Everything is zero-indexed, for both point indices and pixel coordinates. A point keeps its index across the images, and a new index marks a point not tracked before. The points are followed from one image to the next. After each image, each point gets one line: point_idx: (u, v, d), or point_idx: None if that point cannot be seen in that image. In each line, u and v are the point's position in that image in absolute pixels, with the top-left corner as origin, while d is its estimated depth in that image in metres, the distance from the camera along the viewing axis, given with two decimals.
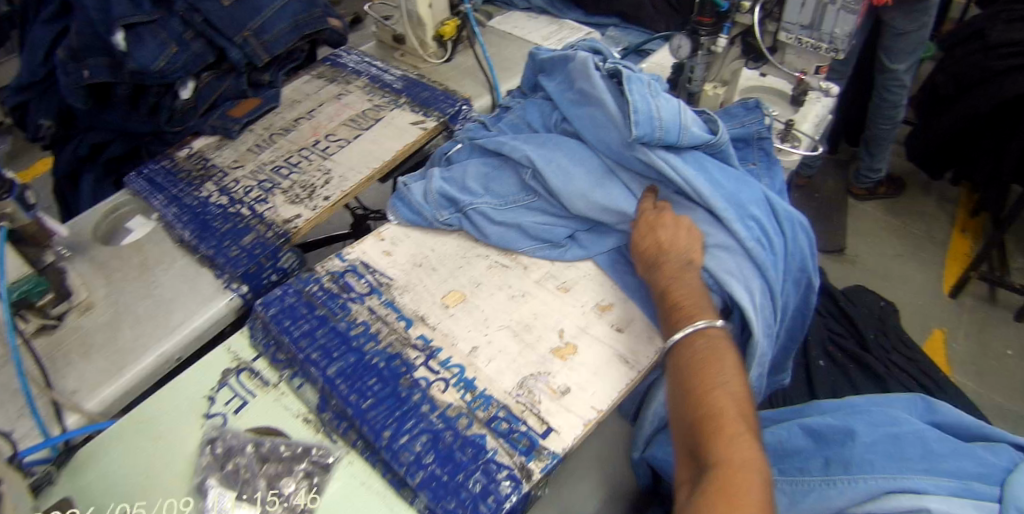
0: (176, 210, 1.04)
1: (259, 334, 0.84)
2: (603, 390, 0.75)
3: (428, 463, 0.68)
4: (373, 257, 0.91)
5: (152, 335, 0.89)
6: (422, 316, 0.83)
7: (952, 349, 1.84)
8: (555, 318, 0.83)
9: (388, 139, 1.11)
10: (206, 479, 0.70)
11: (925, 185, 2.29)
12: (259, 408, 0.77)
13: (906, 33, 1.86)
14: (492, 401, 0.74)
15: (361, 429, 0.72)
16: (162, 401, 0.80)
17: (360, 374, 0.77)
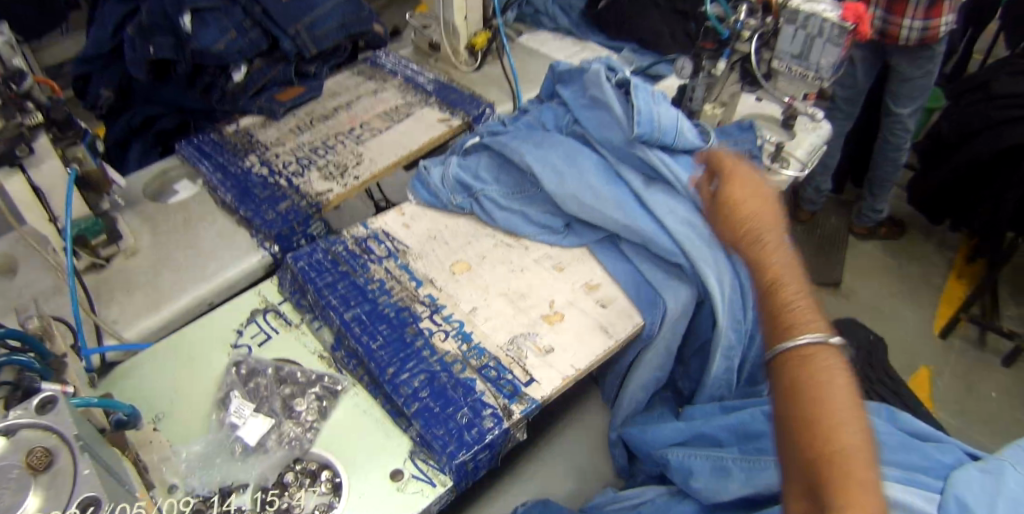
0: (221, 177, 1.10)
1: (287, 281, 0.92)
2: (582, 353, 0.86)
3: (423, 397, 0.78)
4: (393, 228, 1.00)
5: (189, 280, 0.97)
6: (431, 279, 0.92)
7: (935, 386, 1.91)
8: (549, 291, 0.93)
9: (418, 132, 1.18)
10: (230, 391, 0.79)
11: (925, 230, 2.38)
12: (281, 344, 0.86)
13: (912, 79, 1.97)
14: (486, 353, 0.84)
15: (368, 364, 0.82)
16: (194, 333, 0.88)
17: (373, 320, 0.85)
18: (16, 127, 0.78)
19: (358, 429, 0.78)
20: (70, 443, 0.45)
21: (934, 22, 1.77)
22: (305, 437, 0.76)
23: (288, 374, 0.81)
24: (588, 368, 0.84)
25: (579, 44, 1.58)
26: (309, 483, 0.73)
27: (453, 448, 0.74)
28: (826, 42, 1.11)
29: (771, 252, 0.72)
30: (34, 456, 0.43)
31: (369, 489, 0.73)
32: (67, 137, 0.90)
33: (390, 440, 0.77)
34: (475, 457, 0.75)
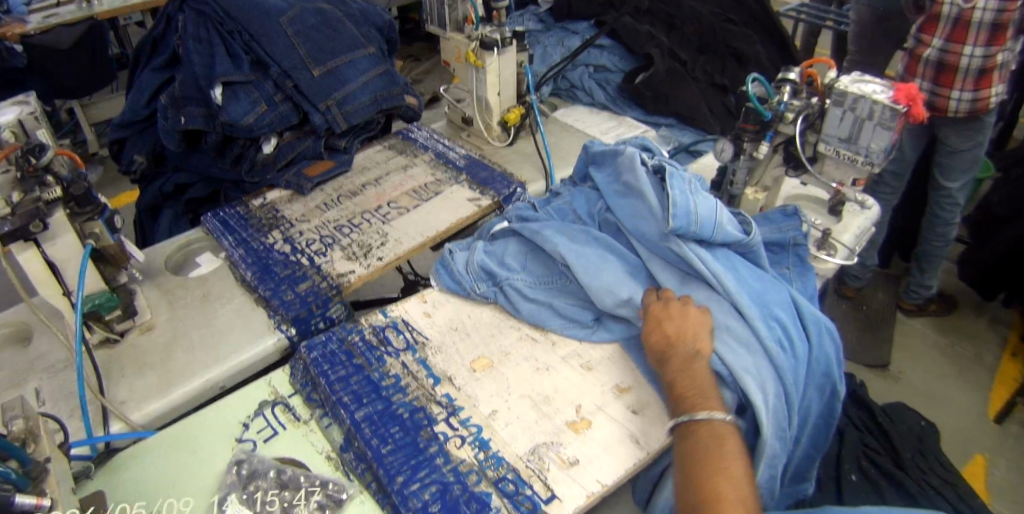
0: (243, 252, 1.09)
1: (299, 372, 0.88)
2: (609, 467, 0.77)
3: (433, 512, 0.71)
4: (413, 316, 0.95)
5: (203, 362, 0.93)
6: (450, 376, 0.86)
7: (992, 476, 1.72)
8: (576, 393, 0.86)
9: (445, 212, 1.16)
10: (227, 495, 0.73)
11: (978, 306, 2.22)
12: (285, 442, 0.80)
13: (959, 151, 1.88)
14: (504, 463, 0.77)
15: (376, 471, 0.75)
16: (199, 423, 0.83)
17: (385, 421, 0.80)
18: (32, 201, 0.82)
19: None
20: None
21: (984, 93, 1.70)
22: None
23: (290, 479, 0.75)
24: (616, 484, 0.76)
25: (615, 118, 1.56)
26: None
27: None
28: (877, 125, 1.05)
29: (691, 360, 0.82)
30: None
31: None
32: (85, 211, 0.90)
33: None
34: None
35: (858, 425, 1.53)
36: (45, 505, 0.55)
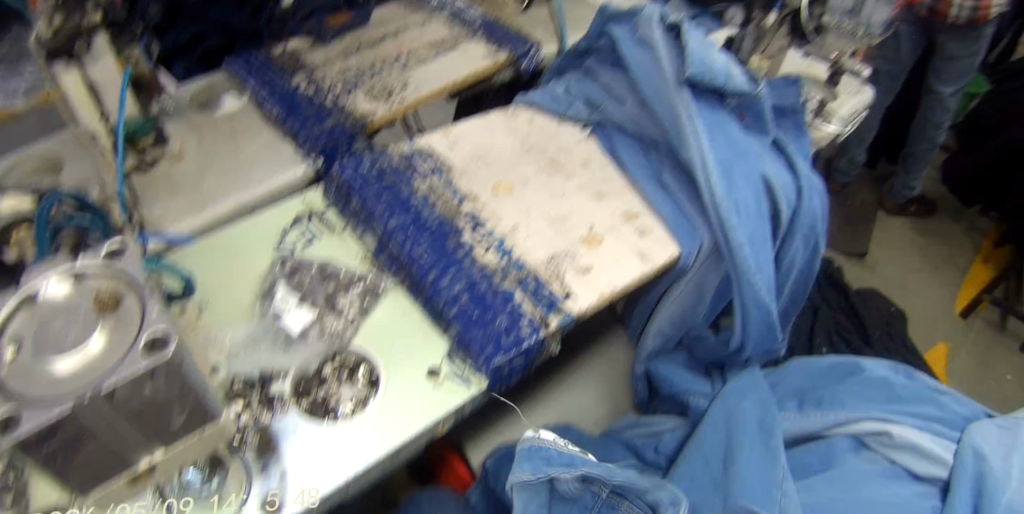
0: (268, 92, 1.13)
1: (331, 189, 0.93)
2: (618, 275, 0.88)
3: (462, 301, 0.81)
4: (436, 145, 0.98)
5: (234, 186, 0.98)
6: (474, 196, 0.92)
7: (947, 360, 1.89)
8: (589, 216, 0.95)
9: (463, 64, 1.19)
10: (276, 285, 0.82)
11: (957, 213, 2.32)
12: (323, 246, 0.87)
13: (958, 58, 1.91)
14: (525, 268, 0.86)
15: (408, 270, 0.83)
16: (237, 232, 0.89)
17: (415, 230, 0.86)
18: (74, 29, 0.83)
19: (398, 325, 0.81)
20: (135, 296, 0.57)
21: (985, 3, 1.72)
22: (348, 330, 0.79)
23: (333, 270, 0.85)
24: (623, 287, 0.87)
25: None
26: (346, 373, 0.76)
27: (490, 351, 0.77)
28: None
29: None
30: (106, 300, 0.56)
31: (405, 384, 0.76)
32: (125, 37, 0.94)
33: (427, 339, 0.80)
34: (511, 362, 0.78)
35: (834, 303, 1.65)
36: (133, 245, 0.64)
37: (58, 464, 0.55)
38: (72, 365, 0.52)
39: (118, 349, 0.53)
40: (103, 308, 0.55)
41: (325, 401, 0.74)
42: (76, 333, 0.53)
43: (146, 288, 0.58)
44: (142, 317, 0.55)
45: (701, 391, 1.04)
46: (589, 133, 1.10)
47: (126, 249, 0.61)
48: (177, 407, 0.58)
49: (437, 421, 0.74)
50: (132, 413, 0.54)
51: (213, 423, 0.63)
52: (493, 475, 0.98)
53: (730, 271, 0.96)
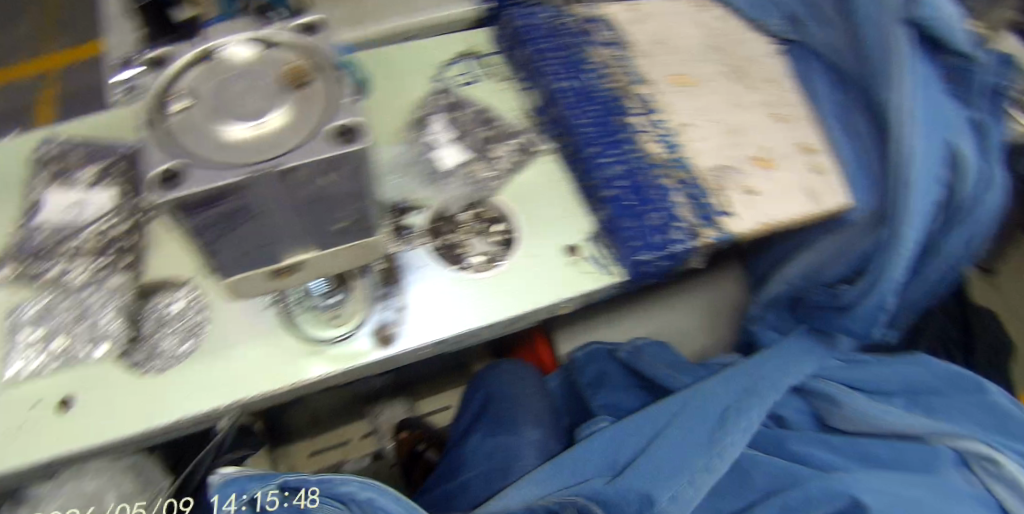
0: None
1: (501, 34, 0.87)
2: (782, 208, 0.85)
3: (617, 188, 0.73)
4: (616, 16, 0.90)
5: (400, 8, 0.92)
6: (651, 80, 0.84)
7: None
8: (765, 135, 0.91)
9: None
10: (432, 116, 0.81)
11: None
12: (484, 91, 0.84)
13: None
14: (689, 169, 0.78)
15: (569, 139, 0.77)
16: (398, 52, 0.85)
17: (582, 98, 0.79)
18: None
19: (545, 192, 0.76)
20: (324, 74, 0.45)
21: None
22: (493, 182, 0.77)
23: (494, 118, 0.82)
24: (781, 221, 0.85)
25: None
26: (483, 226, 0.74)
27: (638, 244, 0.70)
28: None
29: None
30: (292, 70, 0.44)
31: (541, 255, 0.72)
32: None
33: (574, 216, 0.75)
34: (654, 262, 0.71)
35: None
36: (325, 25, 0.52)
37: (217, 259, 0.45)
38: (250, 139, 0.42)
39: (299, 133, 0.42)
40: (291, 81, 0.43)
41: (457, 247, 0.72)
42: (258, 102, 0.43)
43: (341, 72, 0.45)
44: (334, 103, 0.43)
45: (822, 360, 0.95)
46: (783, 50, 0.98)
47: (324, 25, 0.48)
48: (343, 210, 0.45)
49: (563, 302, 0.70)
50: (300, 203, 0.43)
51: (374, 238, 0.50)
52: (580, 367, 1.08)
53: (884, 244, 0.80)
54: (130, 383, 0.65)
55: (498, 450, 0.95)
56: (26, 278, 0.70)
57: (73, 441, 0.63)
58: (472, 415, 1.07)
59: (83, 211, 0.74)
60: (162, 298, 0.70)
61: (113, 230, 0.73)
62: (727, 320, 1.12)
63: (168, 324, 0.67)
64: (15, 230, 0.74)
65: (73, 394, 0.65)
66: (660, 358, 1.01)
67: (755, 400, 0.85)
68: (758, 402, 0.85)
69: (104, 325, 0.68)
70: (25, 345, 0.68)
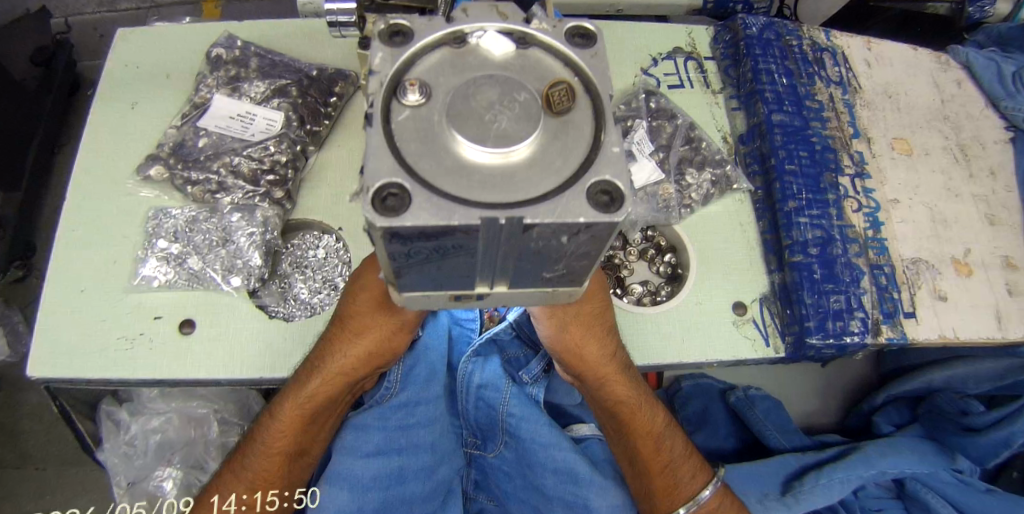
0: None
1: (725, 38, 0.88)
2: (967, 325, 0.77)
3: (810, 254, 0.72)
4: (855, 56, 0.92)
5: None
6: (870, 139, 0.85)
7: None
8: (970, 236, 0.83)
9: None
10: (636, 119, 0.79)
11: None
12: (687, 99, 0.85)
13: None
14: (885, 254, 0.77)
15: (771, 182, 0.76)
16: (626, 30, 0.89)
17: (797, 139, 0.79)
18: None
19: (727, 236, 0.76)
20: (597, 109, 0.39)
21: None
22: (679, 209, 0.76)
23: (698, 139, 0.81)
24: (968, 342, 0.77)
25: None
26: (653, 253, 0.77)
27: (812, 325, 0.69)
28: None
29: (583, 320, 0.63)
30: (557, 96, 0.38)
31: (704, 303, 0.72)
32: None
33: (751, 271, 0.75)
34: (821, 348, 0.70)
35: None
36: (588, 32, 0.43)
37: (406, 278, 0.40)
38: (491, 163, 0.36)
39: (551, 178, 0.36)
40: (555, 104, 0.38)
41: (624, 269, 0.76)
42: (511, 119, 0.37)
43: (609, 106, 0.39)
44: (598, 149, 0.37)
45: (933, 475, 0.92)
46: (1012, 137, 0.91)
47: (596, 39, 0.42)
48: (558, 263, 0.39)
49: (712, 360, 0.70)
50: (525, 251, 0.37)
51: (573, 288, 0.43)
52: (685, 400, 1.06)
53: None
54: (257, 324, 0.66)
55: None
56: (177, 184, 0.70)
57: (191, 366, 0.64)
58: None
59: (248, 125, 0.71)
60: (305, 238, 0.73)
61: (276, 157, 0.70)
62: (842, 395, 1.13)
63: (305, 269, 0.71)
64: (182, 123, 0.74)
65: (195, 317, 0.66)
66: (771, 418, 0.99)
67: (845, 465, 0.87)
68: (846, 470, 0.86)
69: (243, 256, 0.67)
70: (161, 257, 0.67)
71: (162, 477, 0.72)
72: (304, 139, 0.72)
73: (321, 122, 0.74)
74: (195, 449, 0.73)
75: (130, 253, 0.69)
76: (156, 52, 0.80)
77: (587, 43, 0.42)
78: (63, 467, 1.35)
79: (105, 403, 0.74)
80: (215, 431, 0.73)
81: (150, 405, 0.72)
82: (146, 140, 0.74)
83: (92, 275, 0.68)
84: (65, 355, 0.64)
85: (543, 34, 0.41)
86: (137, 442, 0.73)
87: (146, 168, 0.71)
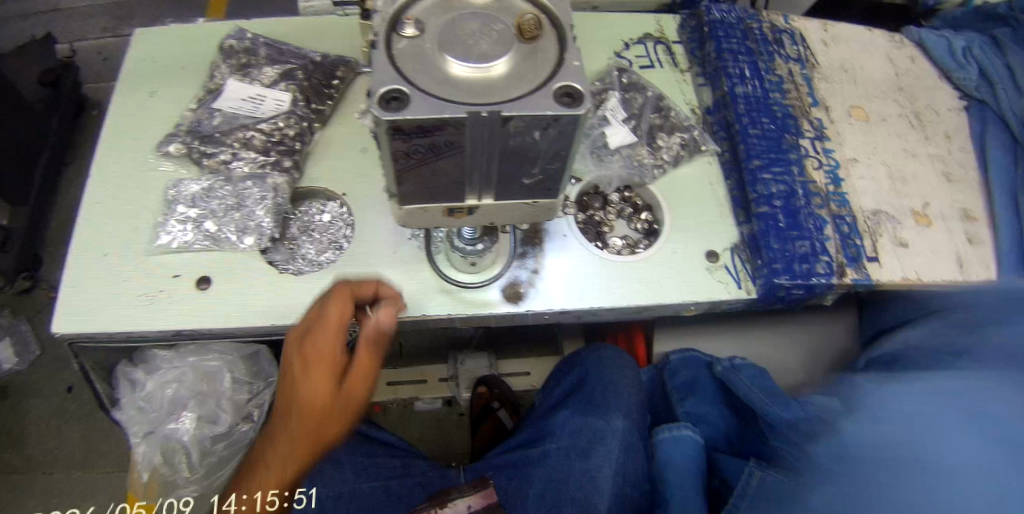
0: None
1: (690, 24, 0.96)
2: (929, 270, 0.83)
3: (775, 205, 0.79)
4: (811, 36, 1.00)
5: None
6: (829, 108, 0.93)
7: None
8: (928, 192, 0.90)
9: None
10: (609, 92, 0.87)
11: None
12: (659, 77, 0.92)
13: None
14: (847, 207, 0.84)
15: (737, 144, 0.84)
16: (600, 20, 0.97)
17: (759, 107, 0.86)
18: None
19: (697, 195, 0.83)
20: (562, 37, 0.46)
21: None
22: (652, 169, 0.83)
23: (667, 108, 0.88)
24: (930, 284, 0.83)
25: None
26: (631, 212, 0.83)
27: (780, 267, 0.75)
28: None
29: None
30: (528, 23, 0.45)
31: (680, 253, 0.78)
32: None
33: (722, 224, 0.81)
34: (790, 288, 0.76)
35: None
36: None
37: (404, 186, 0.46)
38: (474, 78, 0.43)
39: (523, 86, 0.43)
40: (526, 32, 0.45)
41: (604, 225, 0.81)
42: (490, 44, 0.44)
43: (573, 35, 0.46)
44: (562, 65, 0.44)
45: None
46: (963, 105, 0.99)
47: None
48: (533, 167, 0.46)
49: (689, 302, 0.75)
50: (503, 151, 0.43)
51: (551, 198, 0.50)
52: (673, 370, 1.09)
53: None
54: (268, 279, 0.72)
55: (583, 431, 0.88)
56: (194, 157, 0.77)
57: (209, 317, 0.69)
58: (560, 393, 0.97)
59: (259, 106, 0.79)
60: (311, 206, 0.78)
61: (285, 131, 0.77)
62: (828, 363, 1.18)
63: (312, 232, 0.76)
64: (197, 106, 0.81)
65: (211, 274, 0.72)
66: (759, 383, 1.00)
67: None
68: None
69: (255, 218, 0.73)
70: (181, 220, 0.74)
71: (178, 423, 0.78)
72: (310, 116, 0.79)
73: (325, 101, 0.81)
74: (208, 401, 0.78)
75: (150, 220, 0.75)
76: (170, 47, 0.88)
77: None
78: (68, 472, 1.37)
79: (121, 364, 0.79)
80: (228, 386, 0.78)
81: (167, 363, 0.76)
82: (161, 122, 0.81)
83: (114, 240, 0.74)
84: (91, 310, 0.70)
85: None
86: (154, 399, 0.77)
87: (165, 145, 0.78)
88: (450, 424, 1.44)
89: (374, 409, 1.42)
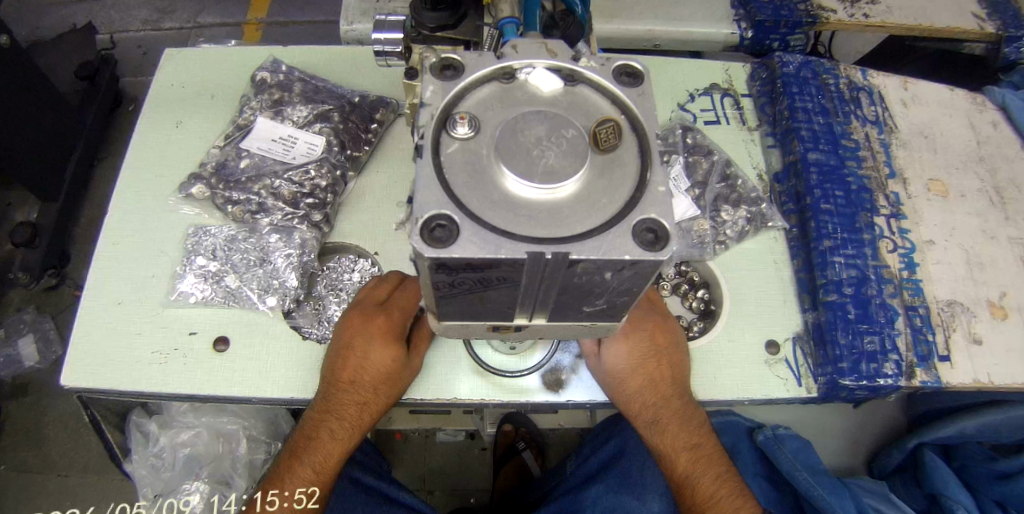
0: None
1: (762, 75, 0.88)
2: (1005, 372, 0.74)
3: (845, 294, 0.71)
4: (891, 95, 0.91)
5: (657, 13, 0.99)
6: (906, 180, 0.84)
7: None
8: (1009, 281, 0.80)
9: (942, 26, 1.01)
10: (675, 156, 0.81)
11: None
12: (723, 134, 0.85)
13: None
14: (921, 296, 0.76)
15: (806, 221, 0.76)
16: (662, 66, 0.90)
17: (833, 178, 0.78)
18: None
19: (757, 274, 0.76)
20: (643, 146, 0.39)
21: None
22: (714, 245, 0.77)
23: (735, 176, 0.82)
24: (1000, 387, 0.74)
25: None
26: (686, 288, 0.77)
27: (845, 367, 0.68)
28: None
29: None
30: (606, 131, 0.38)
31: (737, 341, 0.72)
32: None
33: (782, 309, 0.74)
34: (854, 390, 0.69)
35: None
36: (635, 73, 0.43)
37: (444, 307, 0.40)
38: (540, 199, 0.37)
39: (598, 213, 0.36)
40: (603, 142, 0.38)
41: None
42: (559, 155, 0.37)
43: (656, 144, 0.39)
44: (644, 187, 0.38)
45: (965, 503, 0.90)
46: None
47: (643, 77, 0.42)
48: (595, 298, 0.39)
49: (742, 398, 0.69)
50: (566, 287, 0.37)
51: (613, 321, 0.43)
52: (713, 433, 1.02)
53: None
54: (289, 345, 0.67)
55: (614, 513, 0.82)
56: (217, 203, 0.72)
57: (224, 383, 0.64)
58: (593, 466, 0.91)
59: (290, 149, 0.73)
60: (341, 261, 0.73)
61: (317, 182, 0.72)
62: (872, 439, 1.10)
63: (340, 292, 0.72)
64: (225, 143, 0.76)
65: (230, 334, 0.67)
66: (802, 458, 0.93)
67: None
68: None
69: (280, 277, 0.69)
70: (199, 273, 0.69)
71: (189, 491, 0.75)
72: (344, 164, 0.74)
73: (361, 148, 0.75)
74: (223, 464, 0.77)
75: (168, 269, 0.70)
76: (204, 73, 0.83)
77: (636, 81, 0.42)
78: (85, 475, 1.33)
79: (135, 414, 0.78)
80: (243, 447, 0.78)
81: (179, 419, 0.77)
82: (189, 158, 0.76)
83: (128, 289, 0.69)
84: (101, 365, 0.65)
85: (591, 72, 0.42)
86: (166, 455, 0.77)
87: (188, 186, 0.73)
88: (473, 460, 1.37)
89: (395, 436, 1.37)
